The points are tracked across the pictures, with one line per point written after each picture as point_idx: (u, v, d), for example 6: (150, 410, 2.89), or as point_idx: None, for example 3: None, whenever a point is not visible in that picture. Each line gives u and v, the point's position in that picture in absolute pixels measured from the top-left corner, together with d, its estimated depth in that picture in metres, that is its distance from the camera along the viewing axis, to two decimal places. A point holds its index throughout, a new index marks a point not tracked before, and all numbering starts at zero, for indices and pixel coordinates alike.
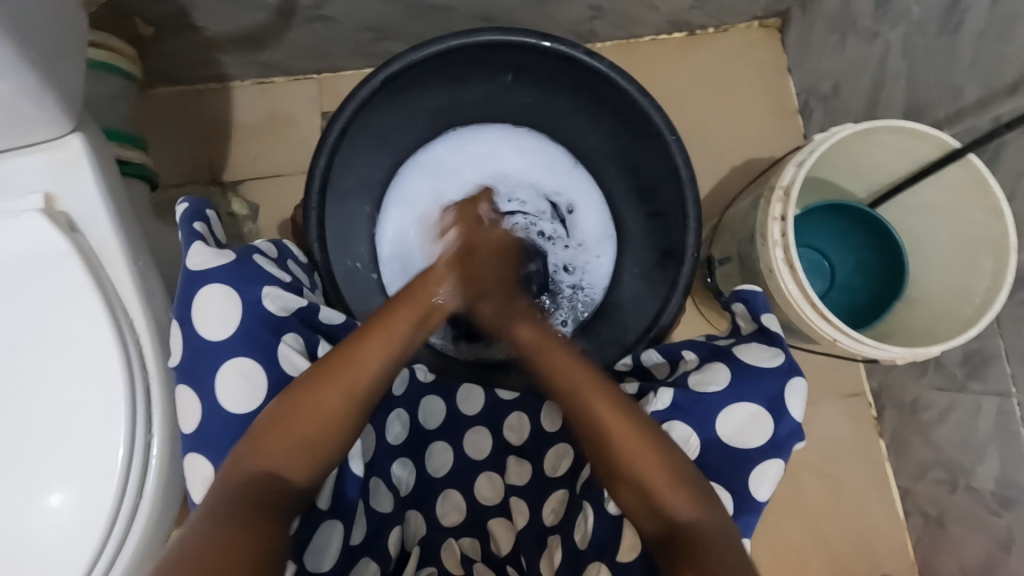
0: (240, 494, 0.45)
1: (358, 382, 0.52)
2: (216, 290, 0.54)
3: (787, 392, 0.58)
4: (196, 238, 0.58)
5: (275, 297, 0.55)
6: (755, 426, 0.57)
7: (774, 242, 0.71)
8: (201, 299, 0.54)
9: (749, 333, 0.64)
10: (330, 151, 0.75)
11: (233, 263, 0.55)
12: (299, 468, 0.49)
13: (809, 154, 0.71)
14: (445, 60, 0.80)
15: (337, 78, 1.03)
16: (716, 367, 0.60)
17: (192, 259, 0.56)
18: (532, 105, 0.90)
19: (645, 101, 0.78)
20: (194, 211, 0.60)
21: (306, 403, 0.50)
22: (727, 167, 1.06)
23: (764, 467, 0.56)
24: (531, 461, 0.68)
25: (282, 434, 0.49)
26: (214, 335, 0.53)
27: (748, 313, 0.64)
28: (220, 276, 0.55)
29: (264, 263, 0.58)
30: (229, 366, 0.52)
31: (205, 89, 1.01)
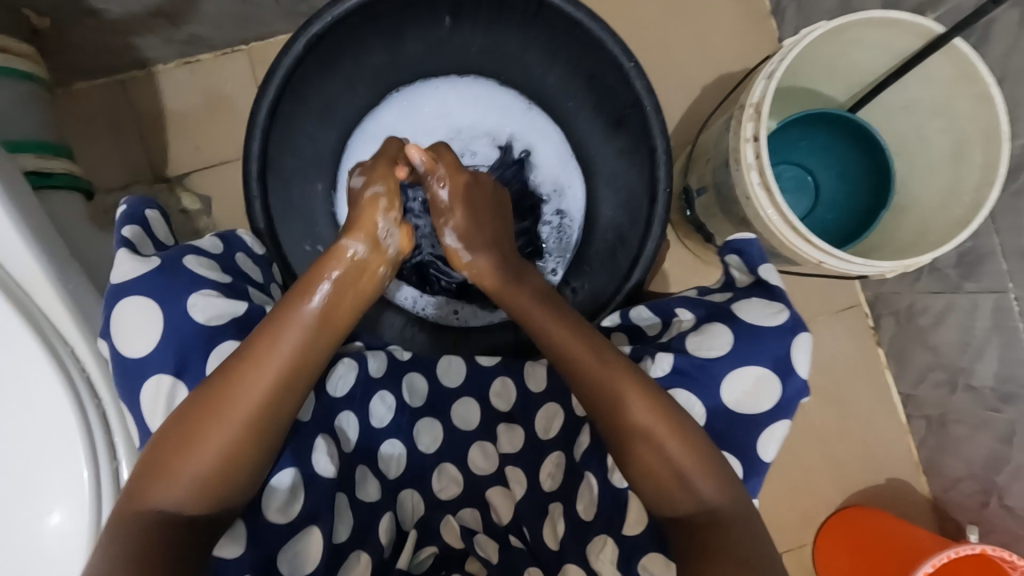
0: (141, 538, 0.45)
1: (248, 406, 0.49)
2: (143, 303, 0.52)
3: (793, 350, 0.55)
4: (125, 245, 0.54)
5: (203, 306, 0.53)
6: (761, 389, 0.55)
7: (748, 166, 0.66)
8: (125, 313, 0.52)
9: (747, 287, 0.59)
10: (264, 132, 0.69)
11: (158, 272, 0.53)
12: (197, 506, 0.47)
13: (779, 65, 0.65)
14: (371, 11, 0.72)
15: (267, 45, 0.95)
16: (716, 329, 0.56)
17: (117, 269, 0.52)
18: (477, 46, 0.82)
19: (597, 26, 0.71)
20: (130, 214, 0.56)
21: (201, 428, 0.48)
22: (699, 87, 0.99)
23: (772, 429, 0.54)
24: (522, 424, 0.66)
25: (178, 464, 0.47)
26: (136, 350, 0.51)
27: (744, 265, 0.60)
28: (145, 287, 0.52)
29: (197, 266, 0.55)
30: (156, 382, 0.51)
31: (129, 79, 0.94)
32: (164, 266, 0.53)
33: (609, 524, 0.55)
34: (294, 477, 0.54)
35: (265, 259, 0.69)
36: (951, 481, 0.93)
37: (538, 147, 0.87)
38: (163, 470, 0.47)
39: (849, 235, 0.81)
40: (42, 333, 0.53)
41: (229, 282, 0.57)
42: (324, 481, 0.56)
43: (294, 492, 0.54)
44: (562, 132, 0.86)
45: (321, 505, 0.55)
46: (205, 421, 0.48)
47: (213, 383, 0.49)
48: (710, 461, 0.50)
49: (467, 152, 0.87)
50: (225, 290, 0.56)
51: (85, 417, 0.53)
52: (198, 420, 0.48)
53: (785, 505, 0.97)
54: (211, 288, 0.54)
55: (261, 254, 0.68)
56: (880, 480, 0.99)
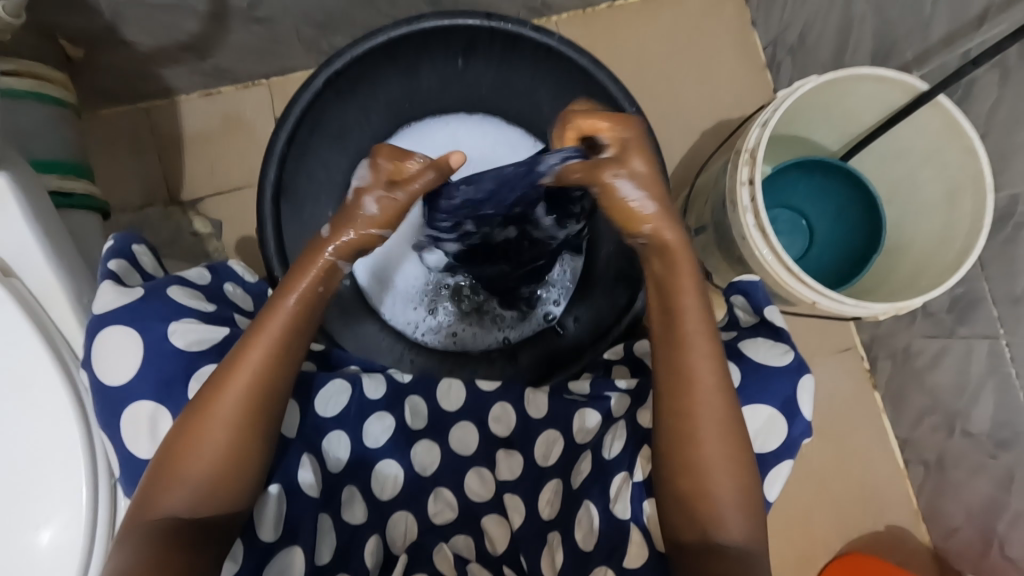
0: (154, 538, 0.48)
1: (240, 405, 0.51)
2: (122, 331, 0.52)
3: (799, 390, 0.55)
4: (110, 276, 0.55)
5: (182, 333, 0.54)
6: (769, 429, 0.55)
7: (744, 208, 0.69)
8: (106, 342, 0.52)
9: (753, 326, 0.60)
10: (282, 157, 0.74)
11: (139, 301, 0.53)
12: (206, 504, 0.50)
13: (772, 113, 0.68)
14: (390, 52, 0.77)
15: (287, 79, 0.99)
16: (725, 366, 0.57)
17: (99, 300, 0.53)
18: (485, 87, 0.85)
19: (601, 72, 0.76)
20: (118, 246, 0.58)
21: (197, 433, 0.50)
22: (698, 132, 1.03)
23: (778, 470, 0.55)
24: (521, 451, 0.66)
25: (179, 467, 0.49)
26: (116, 379, 0.52)
27: (750, 305, 0.60)
28: (125, 316, 0.53)
29: (178, 296, 0.56)
30: (136, 408, 0.52)
31: (153, 106, 0.98)
32: (145, 296, 0.54)
33: (609, 556, 0.55)
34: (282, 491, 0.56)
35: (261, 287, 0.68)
36: (951, 530, 0.92)
37: None
38: (171, 471, 0.49)
39: (844, 277, 0.83)
40: (53, 346, 0.54)
41: (212, 310, 0.58)
42: (308, 502, 0.57)
43: (280, 510, 0.55)
44: None
45: (302, 524, 0.56)
46: (208, 424, 0.50)
47: (213, 384, 0.51)
48: (744, 480, 0.52)
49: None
50: (207, 317, 0.57)
51: (88, 430, 0.53)
52: (200, 420, 0.50)
53: (784, 548, 0.96)
54: (192, 316, 0.55)
55: (257, 282, 0.68)
56: (880, 526, 0.98)
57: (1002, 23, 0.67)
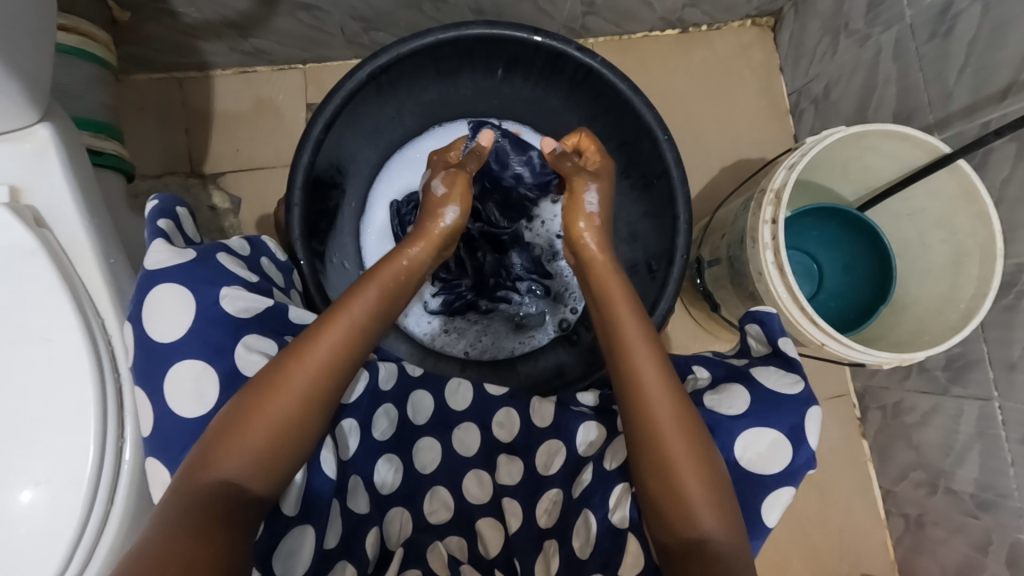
0: (192, 508, 0.44)
1: (317, 365, 0.52)
2: (172, 290, 0.51)
3: (806, 421, 0.54)
4: (160, 235, 0.54)
5: (233, 299, 0.53)
6: (773, 453, 0.54)
7: (764, 245, 0.70)
8: (157, 299, 0.51)
9: (764, 357, 0.60)
10: (314, 146, 0.73)
11: (193, 263, 0.53)
12: (249, 473, 0.47)
13: (801, 158, 0.70)
14: (433, 54, 0.78)
15: (324, 68, 1.01)
16: (735, 389, 0.57)
17: (152, 257, 0.52)
18: (521, 98, 0.90)
19: (637, 98, 0.77)
20: (162, 207, 0.56)
21: (264, 397, 0.49)
22: (717, 167, 1.07)
23: (777, 494, 0.53)
24: (522, 458, 0.67)
25: (239, 434, 0.47)
26: (166, 336, 0.50)
27: (763, 335, 0.60)
28: (177, 276, 0.52)
29: (228, 263, 0.55)
30: (180, 368, 0.50)
31: (186, 78, 0.99)
32: (199, 258, 0.53)
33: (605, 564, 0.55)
34: (305, 478, 0.55)
35: (287, 265, 0.69)
36: None
37: None
38: (226, 440, 0.47)
39: (853, 323, 0.84)
40: (78, 300, 0.53)
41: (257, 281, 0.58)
42: (326, 488, 0.57)
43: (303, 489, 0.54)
44: None
45: (317, 506, 0.56)
46: (277, 390, 0.49)
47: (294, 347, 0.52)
48: (718, 483, 0.50)
49: None
50: (253, 287, 0.57)
51: (102, 389, 0.53)
52: (271, 390, 0.49)
53: None
54: (242, 284, 0.55)
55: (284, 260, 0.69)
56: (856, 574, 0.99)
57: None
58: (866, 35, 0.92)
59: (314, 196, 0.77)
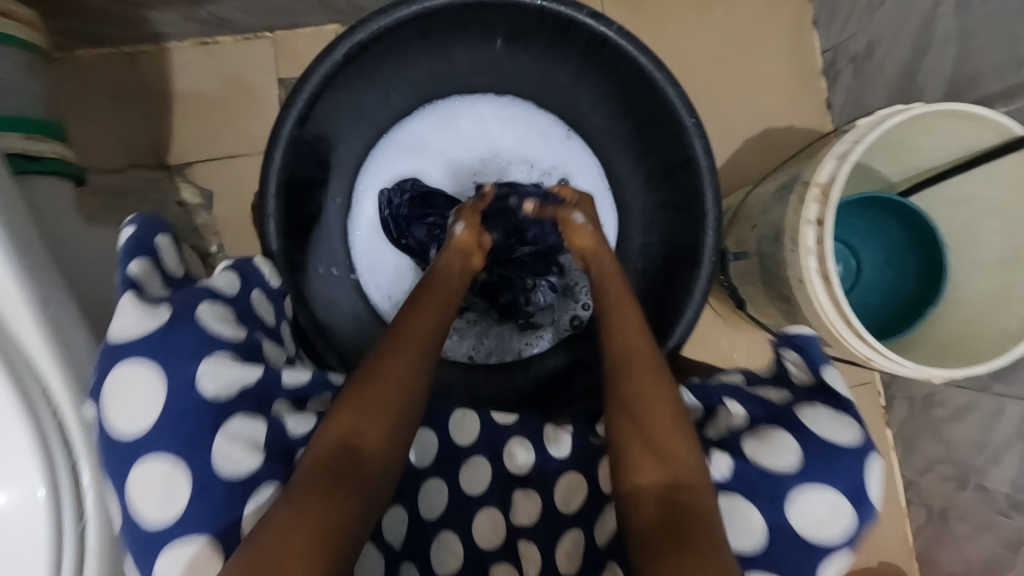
0: (324, 469, 0.43)
1: (421, 339, 0.54)
2: (140, 367, 0.42)
3: (867, 476, 0.46)
4: (130, 287, 0.44)
5: (214, 375, 0.43)
6: (834, 516, 0.45)
7: (807, 250, 0.61)
8: (120, 379, 0.42)
9: (808, 389, 0.50)
10: (289, 143, 0.63)
11: (164, 329, 0.43)
12: (375, 436, 0.46)
13: (854, 146, 0.60)
14: (420, 24, 0.67)
15: (295, 37, 0.88)
16: (780, 436, 0.47)
17: (119, 319, 0.42)
18: (523, 72, 0.79)
19: (660, 73, 0.67)
20: (133, 248, 0.46)
21: (382, 367, 0.50)
22: (741, 140, 0.96)
23: (832, 561, 0.45)
24: (540, 492, 0.63)
25: (370, 398, 0.47)
26: (132, 427, 0.41)
27: (805, 363, 0.51)
28: (146, 348, 0.42)
29: (211, 320, 0.45)
30: (149, 467, 0.41)
31: (138, 52, 0.86)
32: (170, 323, 0.43)
33: None
34: None
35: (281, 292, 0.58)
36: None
37: (574, 176, 0.84)
38: (358, 404, 0.47)
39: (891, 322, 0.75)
40: None
41: (246, 337, 0.48)
42: None
43: None
44: (597, 160, 0.83)
45: None
46: (396, 356, 0.51)
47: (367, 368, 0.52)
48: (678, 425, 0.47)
49: (502, 176, 0.84)
50: (240, 348, 0.47)
51: None
52: (388, 359, 0.51)
53: None
54: (227, 348, 0.45)
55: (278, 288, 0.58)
56: (873, 563, 0.97)
57: None
58: None
59: (292, 199, 0.68)
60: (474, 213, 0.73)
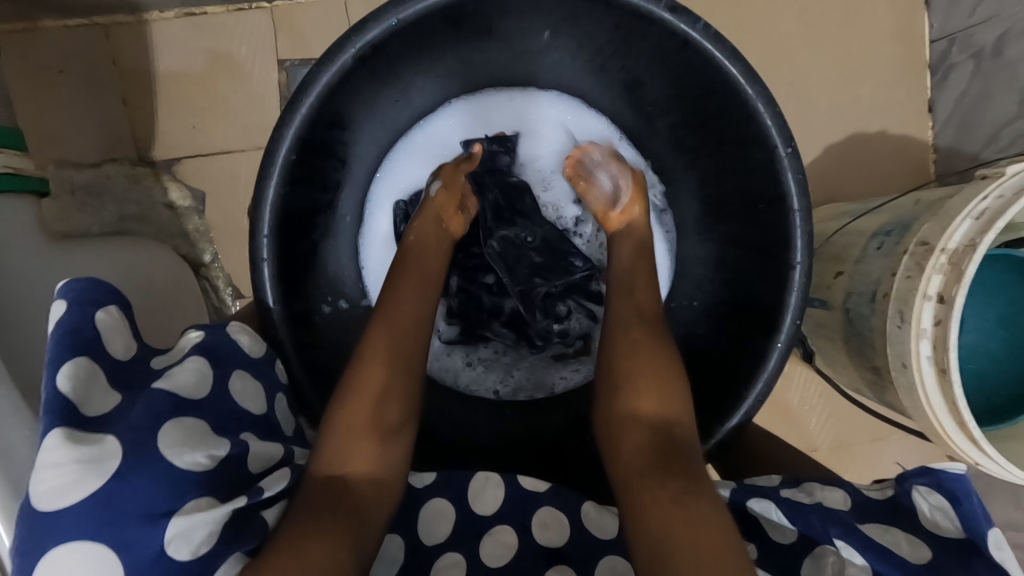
0: (319, 494, 0.42)
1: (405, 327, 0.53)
2: (79, 549, 0.33)
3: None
4: (59, 418, 0.35)
5: (184, 538, 0.35)
6: None
7: (920, 332, 0.49)
8: (54, 567, 0.32)
9: (949, 549, 0.43)
10: (284, 174, 0.53)
11: (110, 485, 0.34)
12: (366, 457, 0.46)
13: (998, 206, 0.46)
14: (449, 9, 0.54)
15: (296, 9, 0.74)
16: None
17: (46, 474, 0.33)
18: (573, 66, 0.65)
19: (753, 88, 0.53)
20: (59, 356, 0.36)
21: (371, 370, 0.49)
22: (823, 147, 0.81)
23: None
24: (577, 568, 0.56)
25: (353, 413, 0.47)
26: None
27: (953, 515, 0.44)
28: (86, 520, 0.33)
29: (172, 450, 0.36)
30: None
31: (113, 25, 0.73)
32: (124, 473, 0.34)
33: None
34: None
35: (268, 360, 0.50)
36: None
37: None
38: (353, 426, 0.46)
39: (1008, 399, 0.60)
40: None
41: (224, 454, 0.39)
42: None
43: None
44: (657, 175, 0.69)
45: None
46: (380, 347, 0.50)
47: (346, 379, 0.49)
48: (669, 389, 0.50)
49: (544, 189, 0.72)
50: (218, 476, 0.38)
51: None
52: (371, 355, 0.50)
53: None
54: (202, 491, 0.37)
55: (261, 358, 0.49)
56: None
57: None
58: None
59: (292, 232, 0.58)
60: (454, 174, 0.66)
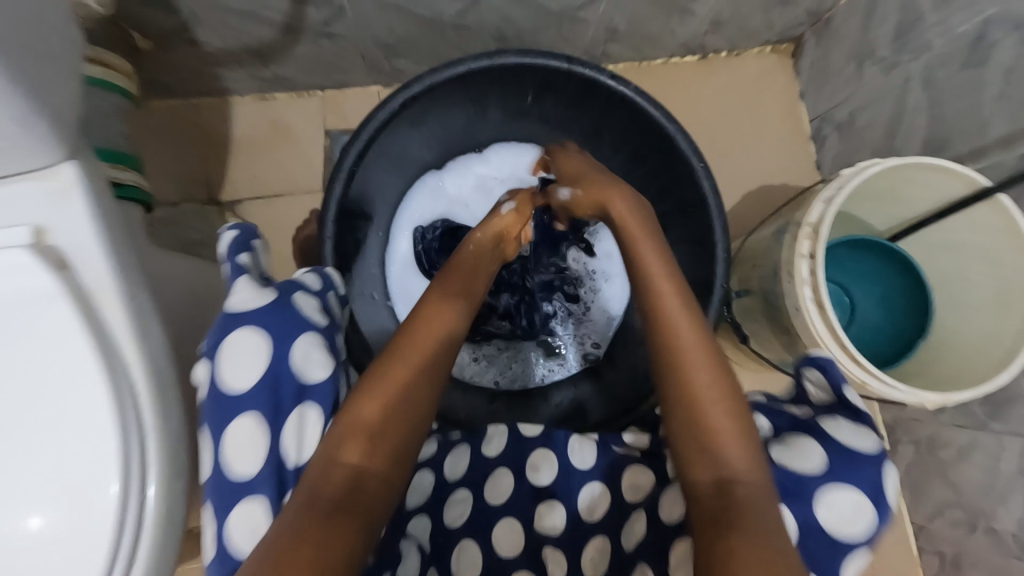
0: (328, 493, 0.44)
1: (430, 337, 0.55)
2: (252, 335, 0.47)
3: (886, 481, 0.48)
4: (243, 271, 0.51)
5: (306, 353, 0.48)
6: (857, 519, 0.47)
7: (802, 280, 0.68)
8: (234, 344, 0.47)
9: (826, 405, 0.54)
10: (346, 177, 0.74)
11: (273, 306, 0.48)
12: (379, 460, 0.47)
13: (838, 190, 0.68)
14: (463, 81, 0.78)
15: (342, 96, 1.00)
16: (807, 443, 0.50)
17: (236, 296, 0.48)
18: (551, 125, 0.89)
19: (672, 126, 0.76)
20: (240, 242, 0.55)
21: (390, 376, 0.50)
22: (741, 195, 1.06)
23: (853, 560, 0.47)
24: (564, 504, 0.66)
25: (371, 415, 0.48)
26: (239, 384, 0.46)
27: (824, 381, 0.54)
28: (257, 320, 0.47)
29: (306, 304, 0.51)
30: (239, 422, 0.46)
31: (203, 104, 0.98)
32: (282, 302, 0.49)
33: None
34: None
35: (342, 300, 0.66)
36: None
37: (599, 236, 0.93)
38: (366, 429, 0.47)
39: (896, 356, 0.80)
40: (105, 348, 0.53)
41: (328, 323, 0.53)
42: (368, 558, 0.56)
43: None
44: None
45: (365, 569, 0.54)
46: (405, 357, 0.52)
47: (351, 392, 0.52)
48: (738, 413, 0.50)
49: None
50: (326, 334, 0.51)
51: (125, 436, 0.53)
52: (392, 364, 0.51)
53: None
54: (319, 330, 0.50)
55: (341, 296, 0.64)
56: None
57: None
58: (894, 63, 0.90)
59: (344, 230, 0.77)
60: (528, 198, 0.77)
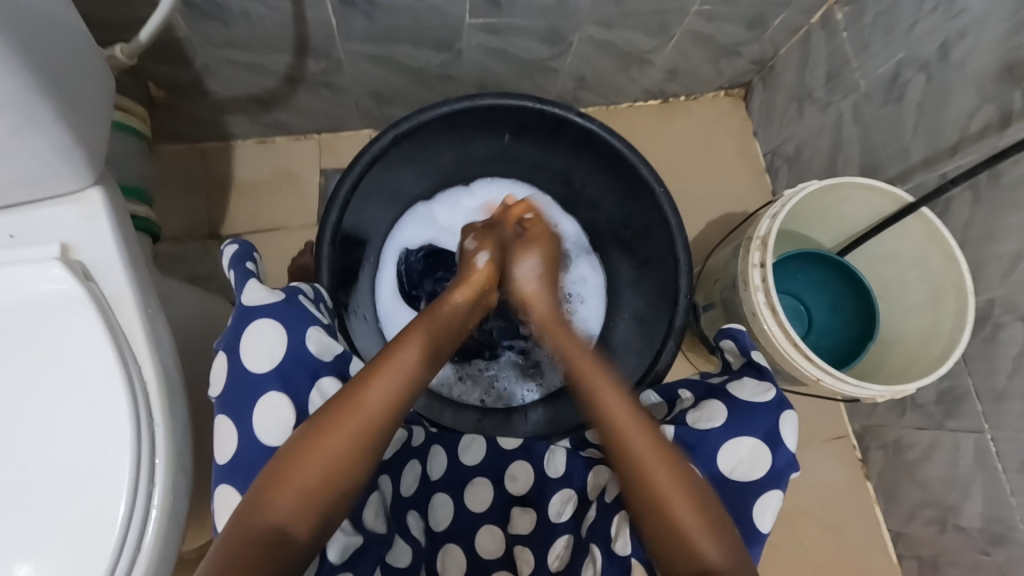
0: (228, 566, 0.48)
1: (360, 422, 0.55)
2: (265, 325, 0.58)
3: (781, 424, 0.60)
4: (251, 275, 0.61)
5: (316, 339, 0.59)
6: (755, 458, 0.59)
7: (755, 287, 0.76)
8: (252, 333, 0.58)
9: (739, 368, 0.66)
10: (341, 206, 0.81)
11: (282, 303, 0.59)
12: (298, 524, 0.51)
13: (782, 208, 0.76)
14: (448, 120, 0.87)
15: (337, 139, 1.09)
16: (713, 404, 0.63)
17: (248, 294, 0.59)
18: (528, 161, 0.97)
19: (635, 156, 0.85)
20: (244, 253, 0.64)
21: (301, 456, 0.53)
22: (705, 223, 1.15)
23: (766, 498, 0.58)
24: (536, 508, 0.70)
25: (278, 491, 0.51)
26: (257, 366, 0.57)
27: (736, 349, 0.67)
28: (269, 313, 0.58)
29: (308, 304, 0.62)
30: (263, 400, 0.56)
31: (208, 148, 1.06)
32: (289, 300, 0.60)
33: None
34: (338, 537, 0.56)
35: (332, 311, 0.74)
36: None
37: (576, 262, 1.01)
38: (268, 496, 0.51)
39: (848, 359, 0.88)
40: (122, 353, 0.58)
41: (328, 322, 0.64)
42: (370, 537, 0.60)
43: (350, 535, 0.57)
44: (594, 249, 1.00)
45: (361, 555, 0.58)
46: (323, 439, 0.54)
47: (278, 464, 0.52)
48: (714, 523, 0.54)
49: None
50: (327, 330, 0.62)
51: (138, 434, 0.57)
52: (309, 445, 0.53)
53: None
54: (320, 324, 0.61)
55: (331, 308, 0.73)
56: None
57: (972, 154, 0.79)
58: (829, 101, 1.02)
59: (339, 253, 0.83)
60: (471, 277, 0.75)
